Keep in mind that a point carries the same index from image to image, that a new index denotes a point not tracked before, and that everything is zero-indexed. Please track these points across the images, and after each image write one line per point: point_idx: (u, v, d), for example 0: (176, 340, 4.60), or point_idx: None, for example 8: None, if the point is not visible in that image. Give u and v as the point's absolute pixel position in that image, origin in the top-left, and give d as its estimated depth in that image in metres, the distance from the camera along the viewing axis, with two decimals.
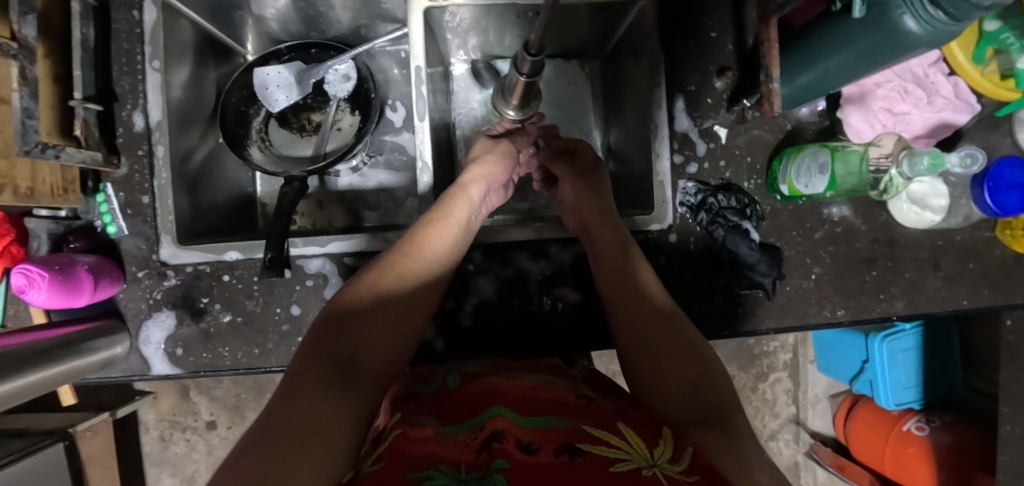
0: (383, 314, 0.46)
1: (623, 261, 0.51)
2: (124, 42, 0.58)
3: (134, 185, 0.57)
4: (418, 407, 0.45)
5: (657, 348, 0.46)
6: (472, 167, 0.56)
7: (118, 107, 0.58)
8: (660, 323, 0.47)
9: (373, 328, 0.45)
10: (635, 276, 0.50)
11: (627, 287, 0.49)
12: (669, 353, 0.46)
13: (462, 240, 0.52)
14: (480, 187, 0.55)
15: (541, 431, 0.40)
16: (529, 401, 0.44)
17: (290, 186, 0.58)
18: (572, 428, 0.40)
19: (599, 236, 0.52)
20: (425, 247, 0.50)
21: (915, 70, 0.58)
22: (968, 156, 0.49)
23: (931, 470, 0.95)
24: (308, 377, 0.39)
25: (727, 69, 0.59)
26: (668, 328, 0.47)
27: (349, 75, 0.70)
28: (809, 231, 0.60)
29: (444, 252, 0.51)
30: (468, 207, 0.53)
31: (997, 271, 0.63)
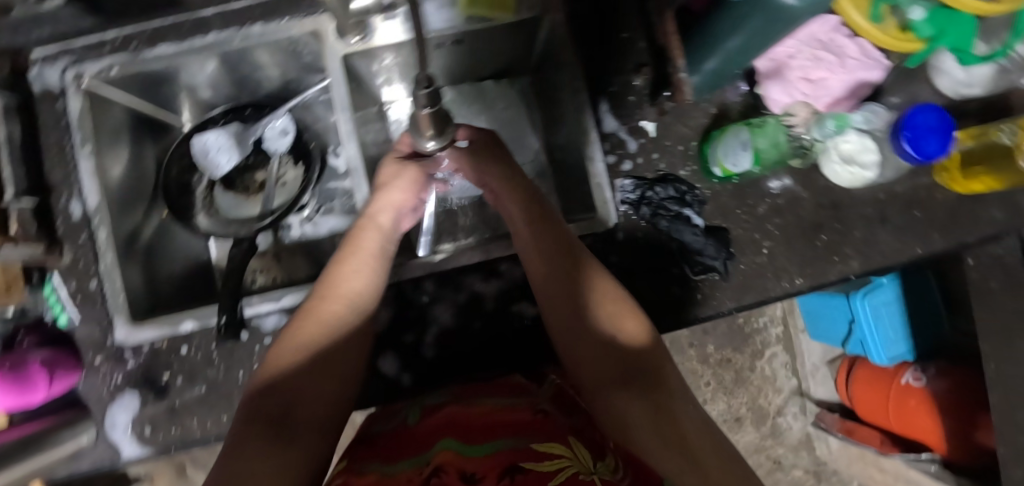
0: (313, 360, 0.43)
1: (560, 269, 0.47)
2: (53, 133, 0.59)
3: (80, 272, 0.57)
4: (373, 451, 0.43)
5: (592, 362, 0.44)
6: (380, 191, 0.53)
7: (55, 196, 0.58)
8: (589, 330, 0.44)
9: (308, 373, 0.42)
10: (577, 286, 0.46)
11: (567, 304, 0.46)
12: (607, 361, 0.43)
13: (382, 272, 0.50)
14: (389, 215, 0.52)
15: (491, 456, 0.37)
16: (484, 427, 0.41)
17: (238, 248, 0.61)
18: (518, 447, 0.38)
19: (535, 253, 0.49)
20: (342, 287, 0.47)
21: (820, 37, 0.60)
22: (867, 112, 0.62)
23: (935, 418, 1.00)
24: (246, 432, 0.38)
25: (644, 66, 0.58)
26: (604, 332, 0.44)
27: (286, 129, 0.72)
28: (752, 207, 0.61)
29: (370, 277, 0.49)
30: (378, 234, 0.51)
31: (945, 214, 0.65)
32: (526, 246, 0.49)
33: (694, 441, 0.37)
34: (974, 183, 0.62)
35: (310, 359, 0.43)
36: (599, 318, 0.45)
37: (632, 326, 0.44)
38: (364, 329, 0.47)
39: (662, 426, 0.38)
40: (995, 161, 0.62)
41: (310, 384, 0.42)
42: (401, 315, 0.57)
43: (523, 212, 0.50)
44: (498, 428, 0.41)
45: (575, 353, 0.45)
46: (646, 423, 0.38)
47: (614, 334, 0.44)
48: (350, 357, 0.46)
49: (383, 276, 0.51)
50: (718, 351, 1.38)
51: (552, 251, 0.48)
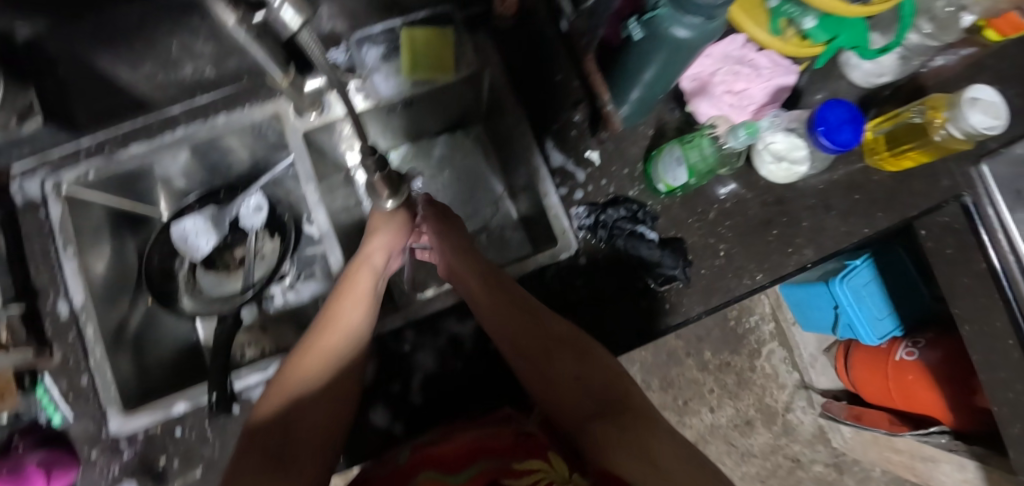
0: (315, 396, 0.47)
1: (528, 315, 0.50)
2: (36, 241, 0.62)
3: (70, 370, 0.59)
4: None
5: (571, 399, 0.47)
6: (370, 227, 0.51)
7: (41, 301, 0.60)
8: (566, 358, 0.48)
9: (305, 411, 0.46)
10: (548, 332, 0.49)
11: (538, 349, 0.49)
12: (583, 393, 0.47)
13: (374, 307, 0.50)
14: (383, 256, 0.51)
15: (476, 479, 0.42)
16: (466, 453, 0.45)
17: (224, 325, 0.64)
18: (501, 468, 0.43)
19: (503, 301, 0.51)
20: (340, 322, 0.49)
21: (732, 54, 0.64)
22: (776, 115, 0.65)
23: (934, 390, 1.00)
24: (244, 470, 0.42)
25: (580, 102, 0.65)
26: (574, 366, 0.48)
27: (260, 205, 0.75)
28: (703, 215, 0.65)
29: (361, 310, 0.49)
30: (371, 273, 0.50)
31: (883, 195, 0.69)
32: (488, 303, 0.51)
33: (664, 456, 0.40)
34: (904, 160, 0.67)
35: (307, 399, 0.46)
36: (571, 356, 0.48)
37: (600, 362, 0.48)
38: (354, 370, 0.50)
39: (637, 447, 0.41)
40: (917, 141, 0.66)
41: (309, 418, 0.46)
42: (385, 367, 0.59)
43: (475, 276, 0.52)
44: (482, 451, 0.45)
45: (554, 393, 0.48)
46: (622, 446, 0.41)
47: (584, 371, 0.47)
48: (346, 391, 0.49)
49: (377, 309, 0.52)
50: (717, 357, 1.40)
51: (521, 296, 0.51)
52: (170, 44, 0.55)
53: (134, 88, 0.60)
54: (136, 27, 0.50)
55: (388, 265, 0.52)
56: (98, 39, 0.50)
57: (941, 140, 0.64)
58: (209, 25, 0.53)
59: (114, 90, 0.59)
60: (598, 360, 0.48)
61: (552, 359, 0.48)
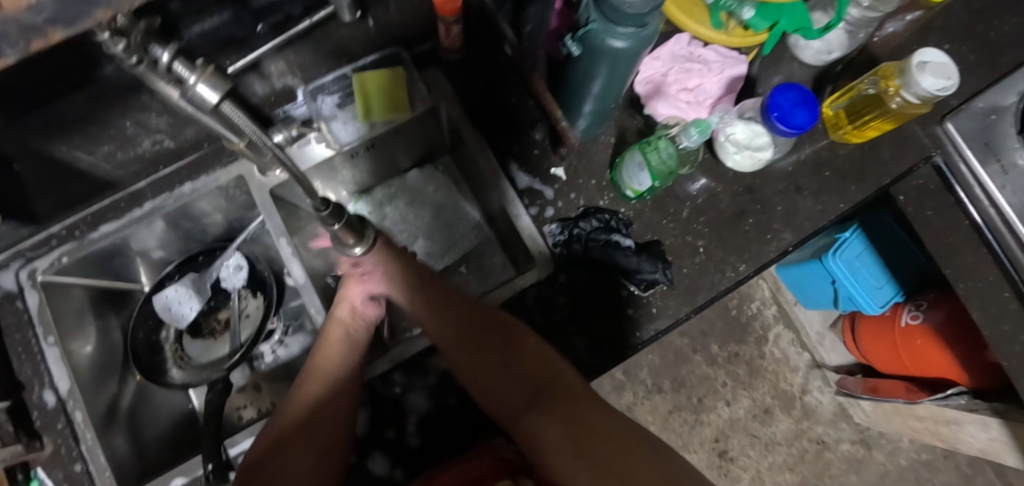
0: (290, 447, 0.49)
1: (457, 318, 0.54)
2: (16, 333, 0.61)
3: (63, 459, 0.58)
4: None
5: (505, 388, 0.50)
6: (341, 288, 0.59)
7: (27, 393, 0.60)
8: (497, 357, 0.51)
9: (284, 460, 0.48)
10: (477, 322, 0.54)
11: (465, 340, 0.53)
12: (522, 387, 0.49)
13: (349, 354, 0.54)
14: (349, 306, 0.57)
15: None
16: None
17: (214, 391, 0.63)
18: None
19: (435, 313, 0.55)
20: (317, 372, 0.53)
21: (682, 53, 0.66)
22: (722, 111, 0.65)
23: (943, 350, 0.98)
24: None
25: (538, 121, 0.65)
26: (509, 358, 0.51)
27: (240, 264, 0.75)
28: (676, 214, 0.65)
29: (336, 358, 0.54)
30: (343, 326, 0.56)
31: (852, 167, 0.69)
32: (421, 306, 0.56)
33: (593, 437, 0.43)
34: (868, 130, 0.68)
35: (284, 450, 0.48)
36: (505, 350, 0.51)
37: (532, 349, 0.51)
38: (335, 422, 0.50)
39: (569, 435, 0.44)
40: (877, 110, 0.67)
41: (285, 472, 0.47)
42: (378, 412, 0.58)
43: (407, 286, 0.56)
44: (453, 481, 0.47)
45: (491, 385, 0.51)
46: (558, 437, 0.44)
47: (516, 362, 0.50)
48: (326, 443, 0.49)
49: (355, 360, 0.54)
50: (724, 349, 1.38)
51: (449, 303, 0.55)
52: (123, 123, 0.55)
53: (96, 170, 0.60)
54: (87, 112, 0.51)
55: (359, 318, 0.57)
56: (51, 128, 0.51)
57: (898, 107, 0.65)
58: (160, 100, 0.54)
59: (76, 175, 0.59)
60: (527, 352, 0.50)
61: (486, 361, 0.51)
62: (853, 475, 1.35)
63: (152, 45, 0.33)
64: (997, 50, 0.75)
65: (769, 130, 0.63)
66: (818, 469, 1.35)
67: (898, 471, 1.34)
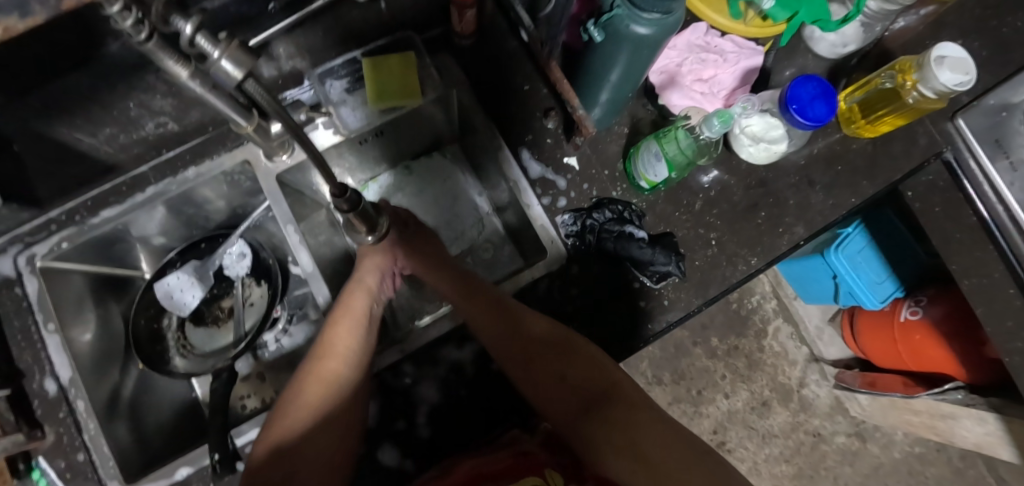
0: (312, 426, 0.48)
1: (505, 317, 0.53)
2: (15, 319, 0.60)
3: (65, 448, 0.57)
4: None
5: (553, 392, 0.51)
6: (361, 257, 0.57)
7: (27, 381, 0.58)
8: (549, 360, 0.51)
9: (309, 442, 0.48)
10: (526, 321, 0.52)
11: (517, 338, 0.52)
12: (568, 391, 0.51)
13: (368, 333, 0.53)
14: (373, 275, 0.56)
15: None
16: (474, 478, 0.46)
17: (219, 381, 0.62)
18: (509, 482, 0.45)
19: (484, 308, 0.54)
20: (335, 347, 0.52)
21: (699, 42, 0.66)
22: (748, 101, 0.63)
23: (942, 346, 0.99)
24: None
25: (551, 109, 0.64)
26: (561, 362, 0.51)
27: (243, 252, 0.73)
28: (689, 206, 0.65)
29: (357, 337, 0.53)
30: (365, 296, 0.55)
31: (864, 162, 0.69)
32: (466, 302, 0.54)
33: (651, 446, 0.45)
34: (882, 125, 0.67)
35: (307, 433, 0.48)
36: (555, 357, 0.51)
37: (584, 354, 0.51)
38: (354, 404, 0.50)
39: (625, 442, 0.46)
40: (892, 105, 0.65)
41: (309, 452, 0.48)
42: (388, 403, 0.57)
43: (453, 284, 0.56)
44: (480, 475, 0.47)
45: (538, 387, 0.52)
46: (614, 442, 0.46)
47: (568, 368, 0.50)
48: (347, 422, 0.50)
49: (372, 339, 0.54)
50: (723, 342, 1.39)
51: (500, 299, 0.54)
52: (127, 104, 0.53)
53: (97, 152, 0.58)
54: (90, 92, 0.49)
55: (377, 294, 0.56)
56: (53, 109, 0.49)
57: (915, 103, 0.63)
58: (165, 81, 0.52)
59: (77, 157, 0.57)
60: (583, 357, 0.50)
61: (536, 363, 0.51)
62: (847, 467, 1.36)
63: (173, 17, 0.29)
64: (1010, 47, 0.75)
65: (786, 123, 0.62)
66: (813, 461, 1.36)
67: (892, 464, 1.36)
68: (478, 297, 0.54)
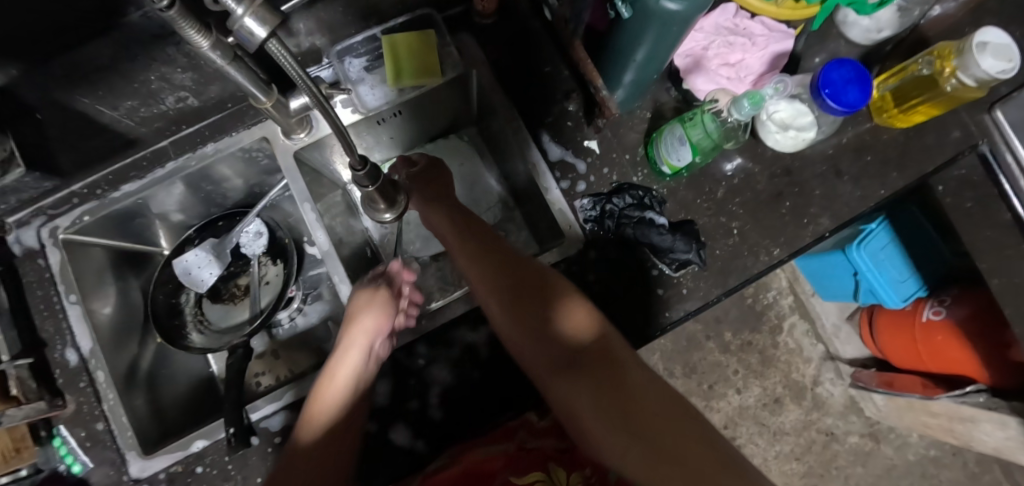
0: None
1: (504, 273, 0.53)
2: (37, 289, 0.61)
3: (85, 417, 0.58)
4: None
5: (536, 351, 0.48)
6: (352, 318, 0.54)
7: (49, 350, 0.59)
8: (534, 318, 0.49)
9: None
10: (528, 281, 0.52)
11: (512, 295, 0.51)
12: (550, 347, 0.48)
13: (347, 421, 0.49)
14: (362, 338, 0.52)
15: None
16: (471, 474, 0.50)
17: (234, 355, 0.62)
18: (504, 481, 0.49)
19: (483, 268, 0.54)
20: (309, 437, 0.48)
21: (726, 25, 0.64)
22: (778, 83, 0.59)
23: (966, 348, 0.96)
24: None
25: (572, 92, 0.63)
26: (550, 321, 0.49)
27: (260, 231, 0.74)
28: (711, 194, 0.63)
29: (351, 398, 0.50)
30: (350, 370, 0.51)
31: (895, 153, 0.66)
32: (469, 259, 0.56)
33: (640, 413, 0.39)
34: (914, 115, 0.65)
35: None
36: (541, 319, 0.49)
37: (578, 318, 0.48)
38: None
39: (602, 397, 0.41)
40: (926, 94, 0.63)
41: None
42: (401, 385, 0.57)
43: (459, 238, 0.58)
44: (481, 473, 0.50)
45: (521, 343, 0.50)
46: (594, 401, 0.41)
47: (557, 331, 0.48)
48: None
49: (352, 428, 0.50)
50: (737, 336, 1.37)
51: (500, 260, 0.54)
52: (149, 77, 0.53)
53: (119, 125, 0.58)
54: (112, 63, 0.49)
55: (371, 363, 0.52)
56: (76, 79, 0.49)
57: (952, 91, 0.61)
58: (186, 53, 0.52)
59: (98, 130, 0.58)
60: (570, 316, 0.49)
61: (525, 322, 0.50)
62: (860, 467, 1.34)
63: None
64: None
65: (815, 109, 0.61)
66: (825, 460, 1.34)
67: (906, 466, 1.34)
68: (478, 261, 0.55)
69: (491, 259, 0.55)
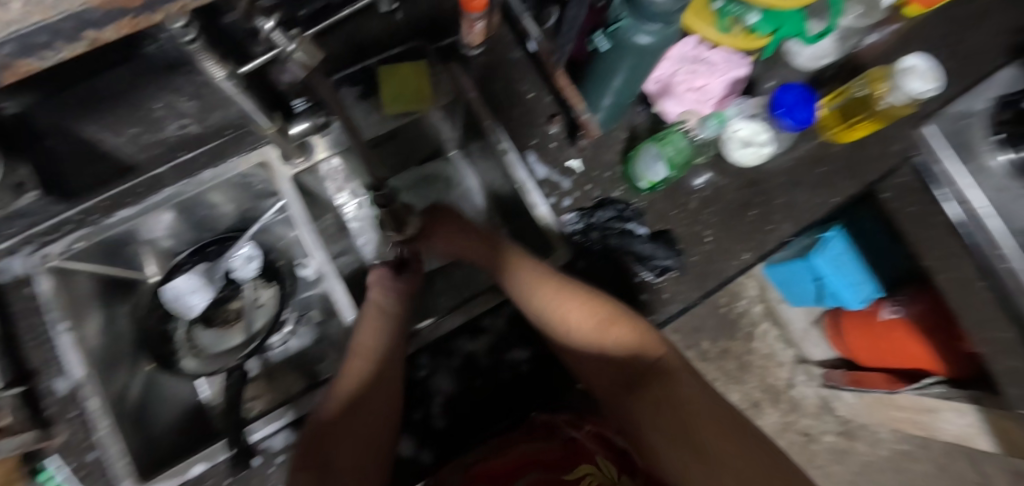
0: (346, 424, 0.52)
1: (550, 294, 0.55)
2: (27, 319, 0.60)
3: (77, 448, 0.57)
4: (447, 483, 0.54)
5: (599, 372, 0.55)
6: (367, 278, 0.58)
7: (39, 380, 0.58)
8: (590, 341, 0.54)
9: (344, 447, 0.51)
10: (575, 300, 0.55)
11: (564, 318, 0.54)
12: (612, 367, 0.54)
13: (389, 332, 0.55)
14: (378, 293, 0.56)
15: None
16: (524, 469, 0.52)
17: (232, 378, 0.63)
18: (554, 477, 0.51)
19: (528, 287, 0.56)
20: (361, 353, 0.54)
21: (689, 54, 0.70)
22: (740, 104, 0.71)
23: (922, 341, 1.04)
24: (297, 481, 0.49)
25: (555, 115, 0.67)
26: (607, 344, 0.53)
27: (252, 255, 0.75)
28: (685, 205, 0.68)
29: (381, 354, 0.54)
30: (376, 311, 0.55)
31: (845, 164, 0.74)
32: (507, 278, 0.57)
33: (703, 436, 0.48)
34: (856, 130, 0.73)
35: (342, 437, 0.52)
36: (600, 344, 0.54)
37: (626, 335, 0.53)
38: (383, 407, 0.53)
39: (670, 424, 0.49)
40: (866, 111, 0.74)
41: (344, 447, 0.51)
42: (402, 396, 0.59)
43: (486, 249, 0.59)
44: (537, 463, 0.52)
45: (582, 363, 0.56)
46: (660, 423, 0.50)
47: (609, 352, 0.54)
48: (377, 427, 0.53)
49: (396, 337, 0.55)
50: (715, 344, 1.43)
51: (543, 276, 0.56)
52: (151, 105, 0.55)
53: (116, 153, 0.60)
54: (118, 93, 0.51)
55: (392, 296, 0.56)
56: (81, 109, 0.51)
57: (885, 108, 0.74)
58: (191, 83, 0.54)
59: (96, 157, 0.59)
60: (624, 339, 0.53)
61: (580, 343, 0.55)
62: (836, 465, 1.40)
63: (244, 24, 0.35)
64: (975, 58, 0.82)
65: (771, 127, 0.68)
66: (802, 460, 1.40)
67: (877, 461, 1.40)
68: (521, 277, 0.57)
69: (532, 274, 0.56)
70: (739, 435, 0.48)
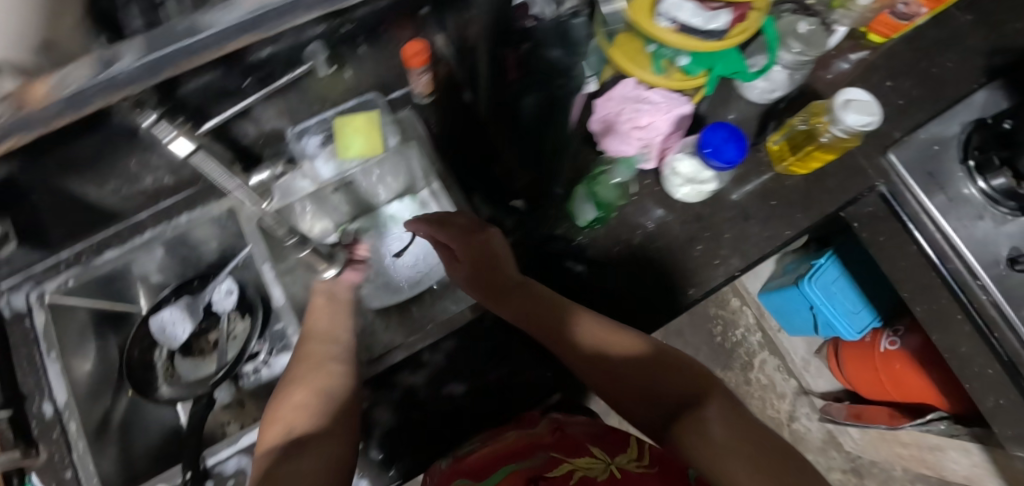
0: (313, 397, 0.55)
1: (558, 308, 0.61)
2: (22, 349, 0.67)
3: (55, 467, 0.63)
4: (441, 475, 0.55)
5: (613, 381, 0.58)
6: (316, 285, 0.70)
7: (28, 404, 0.65)
8: (599, 350, 0.58)
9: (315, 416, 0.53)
10: (583, 315, 0.60)
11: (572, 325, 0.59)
12: (621, 376, 0.57)
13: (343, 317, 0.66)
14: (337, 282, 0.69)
15: (512, 473, 0.50)
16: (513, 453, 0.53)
17: (199, 404, 0.69)
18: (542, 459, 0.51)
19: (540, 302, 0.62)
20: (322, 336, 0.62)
21: (631, 94, 0.70)
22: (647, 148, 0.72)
23: (921, 374, 0.98)
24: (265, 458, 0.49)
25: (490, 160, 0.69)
26: (620, 351, 0.58)
27: (231, 289, 0.80)
28: (628, 241, 0.70)
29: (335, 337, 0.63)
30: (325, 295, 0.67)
31: (798, 197, 0.74)
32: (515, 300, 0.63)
33: (716, 428, 0.47)
34: (810, 161, 0.72)
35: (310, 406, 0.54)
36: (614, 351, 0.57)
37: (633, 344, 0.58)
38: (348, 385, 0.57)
39: (682, 418, 0.50)
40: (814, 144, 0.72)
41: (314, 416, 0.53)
42: None
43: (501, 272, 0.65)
44: (536, 446, 0.53)
45: (594, 374, 0.59)
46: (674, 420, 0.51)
47: (620, 359, 0.57)
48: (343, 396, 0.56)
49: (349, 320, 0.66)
50: None
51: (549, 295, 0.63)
52: (128, 162, 0.63)
53: (102, 203, 0.67)
54: (94, 153, 0.58)
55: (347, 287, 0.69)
56: (64, 168, 0.58)
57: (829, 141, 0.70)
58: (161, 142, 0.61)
59: (85, 207, 0.66)
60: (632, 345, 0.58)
61: (591, 347, 0.58)
62: None
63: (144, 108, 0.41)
64: (941, 86, 0.80)
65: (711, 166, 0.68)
66: None
67: None
68: (532, 294, 0.63)
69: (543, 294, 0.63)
70: (752, 429, 0.47)
